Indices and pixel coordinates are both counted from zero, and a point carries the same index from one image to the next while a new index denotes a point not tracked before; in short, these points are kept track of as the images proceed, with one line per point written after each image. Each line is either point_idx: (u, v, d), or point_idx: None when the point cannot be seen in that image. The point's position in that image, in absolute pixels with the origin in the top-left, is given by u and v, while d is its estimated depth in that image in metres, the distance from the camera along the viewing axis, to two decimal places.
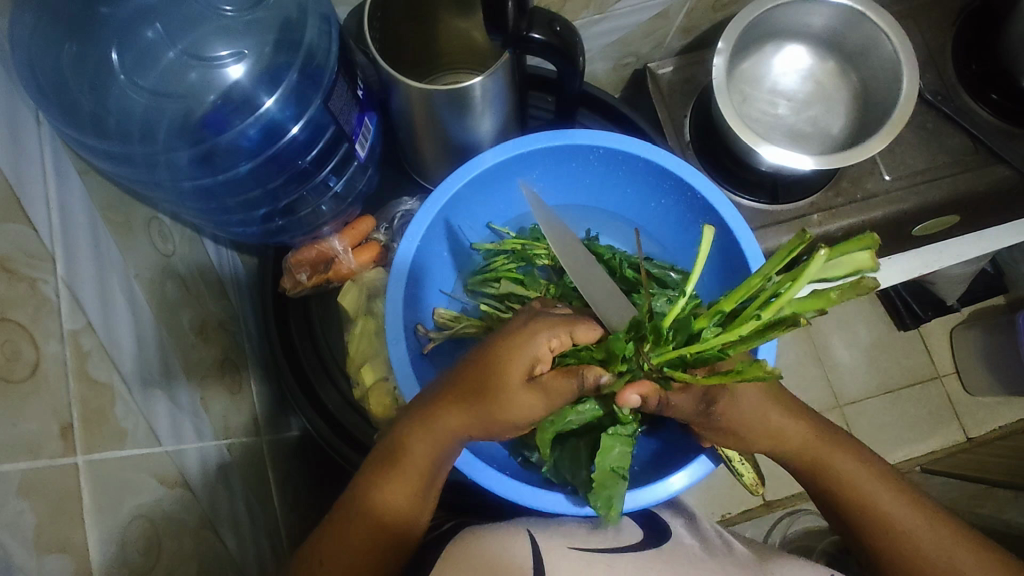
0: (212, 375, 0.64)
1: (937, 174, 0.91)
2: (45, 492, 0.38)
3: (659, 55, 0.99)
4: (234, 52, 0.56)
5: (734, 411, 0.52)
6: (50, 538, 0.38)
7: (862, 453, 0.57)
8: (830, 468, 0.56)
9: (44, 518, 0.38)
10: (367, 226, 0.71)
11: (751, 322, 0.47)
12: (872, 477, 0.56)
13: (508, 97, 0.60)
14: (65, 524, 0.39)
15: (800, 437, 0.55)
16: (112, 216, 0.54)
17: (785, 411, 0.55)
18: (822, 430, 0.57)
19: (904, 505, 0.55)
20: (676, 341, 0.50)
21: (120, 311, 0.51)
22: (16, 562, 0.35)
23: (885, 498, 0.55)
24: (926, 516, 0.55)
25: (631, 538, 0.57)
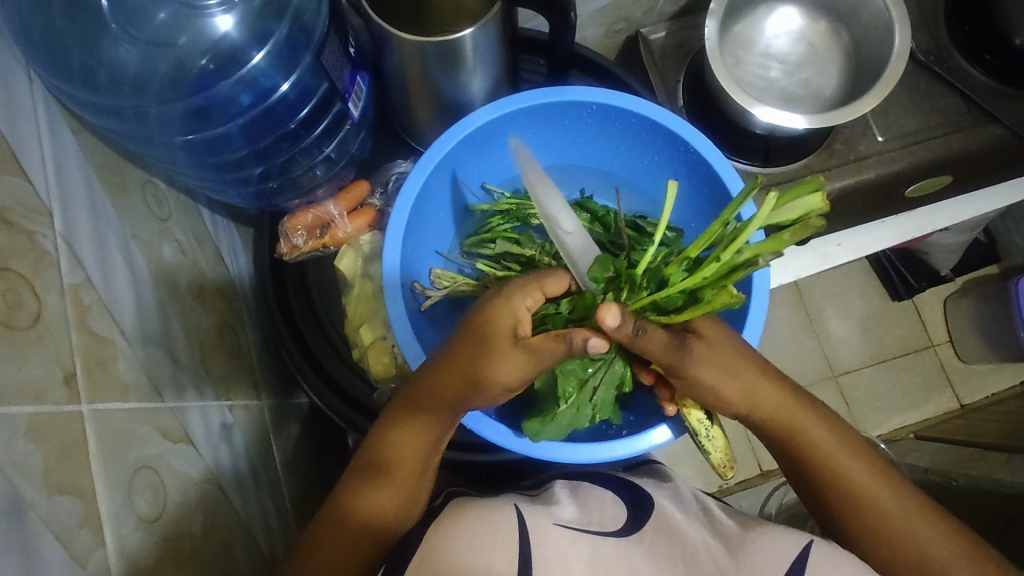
0: (213, 338, 0.65)
1: (930, 135, 0.92)
2: (51, 436, 0.39)
3: (651, 21, 0.99)
4: (222, 2, 0.56)
5: (702, 368, 0.52)
6: (59, 480, 0.38)
7: (833, 419, 0.59)
8: (800, 434, 0.57)
9: (52, 461, 0.38)
10: (362, 190, 0.72)
11: (713, 264, 0.53)
12: (840, 443, 0.58)
13: (498, 52, 0.60)
14: (73, 468, 0.40)
15: (775, 401, 0.56)
16: (107, 176, 0.54)
17: (761, 376, 0.56)
18: (798, 396, 0.58)
19: (869, 468, 0.57)
20: (649, 289, 0.56)
21: (119, 269, 0.52)
22: (27, 500, 0.36)
23: (851, 464, 0.57)
24: (890, 480, 0.57)
25: (614, 525, 0.56)
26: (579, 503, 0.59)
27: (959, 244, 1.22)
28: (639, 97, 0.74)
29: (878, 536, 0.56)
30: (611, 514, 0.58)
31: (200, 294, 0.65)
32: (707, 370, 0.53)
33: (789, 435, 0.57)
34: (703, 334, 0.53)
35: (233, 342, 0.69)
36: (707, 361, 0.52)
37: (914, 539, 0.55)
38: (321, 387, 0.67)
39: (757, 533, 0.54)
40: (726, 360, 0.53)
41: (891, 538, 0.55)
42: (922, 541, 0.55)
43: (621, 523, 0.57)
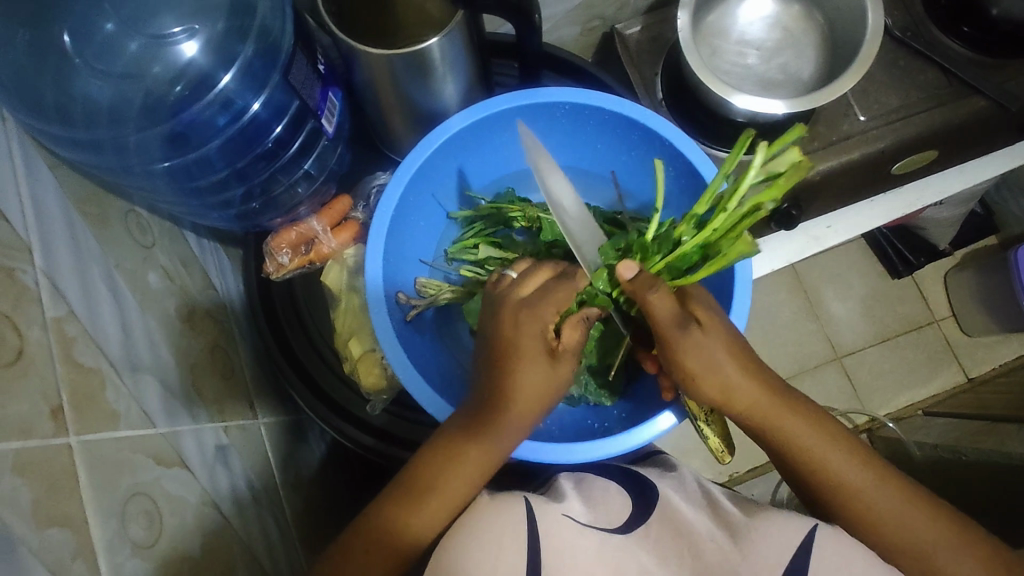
0: (206, 362, 0.65)
1: (912, 111, 0.91)
2: (39, 471, 0.39)
3: (625, 17, 0.99)
4: (186, 28, 0.56)
5: (689, 355, 0.53)
6: (49, 513, 0.39)
7: (811, 410, 0.57)
8: (782, 433, 0.56)
9: (41, 495, 0.39)
10: (345, 205, 0.72)
11: (719, 219, 0.59)
12: (821, 437, 0.57)
13: (467, 60, 0.60)
14: (62, 500, 0.40)
15: (751, 401, 0.55)
16: (87, 209, 0.54)
17: (745, 371, 0.55)
18: (778, 393, 0.56)
19: (852, 458, 0.56)
20: (660, 253, 0.61)
21: (104, 299, 0.52)
22: (18, 534, 0.36)
23: (832, 456, 0.56)
24: (873, 467, 0.56)
25: (618, 517, 0.56)
26: (584, 496, 0.58)
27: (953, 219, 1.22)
28: (615, 93, 0.74)
29: (867, 526, 0.55)
30: (618, 504, 0.58)
31: (189, 318, 0.65)
32: (692, 358, 0.53)
33: (771, 434, 0.56)
34: (702, 324, 0.54)
35: (227, 364, 0.69)
36: (694, 347, 0.53)
37: (899, 523, 0.55)
38: (314, 401, 0.67)
39: (761, 523, 0.54)
40: (710, 355, 0.53)
41: (878, 527, 0.55)
42: (910, 528, 0.55)
43: (626, 515, 0.57)
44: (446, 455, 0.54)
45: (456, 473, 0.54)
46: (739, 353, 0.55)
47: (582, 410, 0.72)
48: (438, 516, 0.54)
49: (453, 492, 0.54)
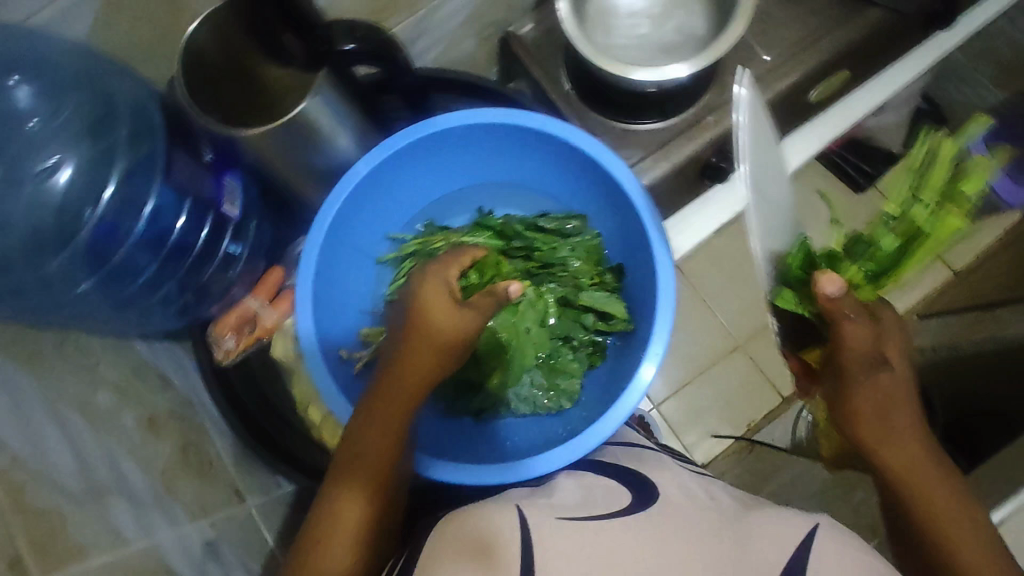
0: (178, 464, 0.66)
1: (815, 37, 0.92)
2: None
3: (516, 16, 0.99)
4: (60, 159, 0.57)
5: (847, 352, 0.49)
6: None
7: (929, 427, 0.49)
8: (879, 431, 0.48)
9: None
10: (277, 276, 0.74)
11: (922, 211, 0.59)
12: (924, 449, 0.48)
13: (351, 109, 0.61)
14: None
15: (869, 387, 0.49)
16: (16, 352, 0.55)
17: (885, 365, 0.50)
18: (899, 390, 0.49)
19: (950, 493, 0.46)
20: (862, 265, 0.62)
21: (52, 435, 0.53)
22: None
23: (938, 488, 0.46)
24: (979, 520, 0.45)
25: (618, 504, 0.55)
26: (583, 491, 0.57)
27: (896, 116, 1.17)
28: (512, 104, 0.75)
29: None
30: (615, 496, 0.56)
31: (150, 426, 0.66)
32: (853, 359, 0.49)
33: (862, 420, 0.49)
34: (891, 358, 0.50)
35: (202, 458, 0.70)
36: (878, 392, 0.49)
37: None
38: (292, 472, 0.68)
39: (762, 509, 0.53)
40: (900, 393, 0.49)
41: None
42: None
43: (627, 500, 0.55)
44: (350, 469, 0.47)
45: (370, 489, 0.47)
46: (902, 361, 0.51)
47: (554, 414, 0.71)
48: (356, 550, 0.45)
49: (368, 515, 0.46)
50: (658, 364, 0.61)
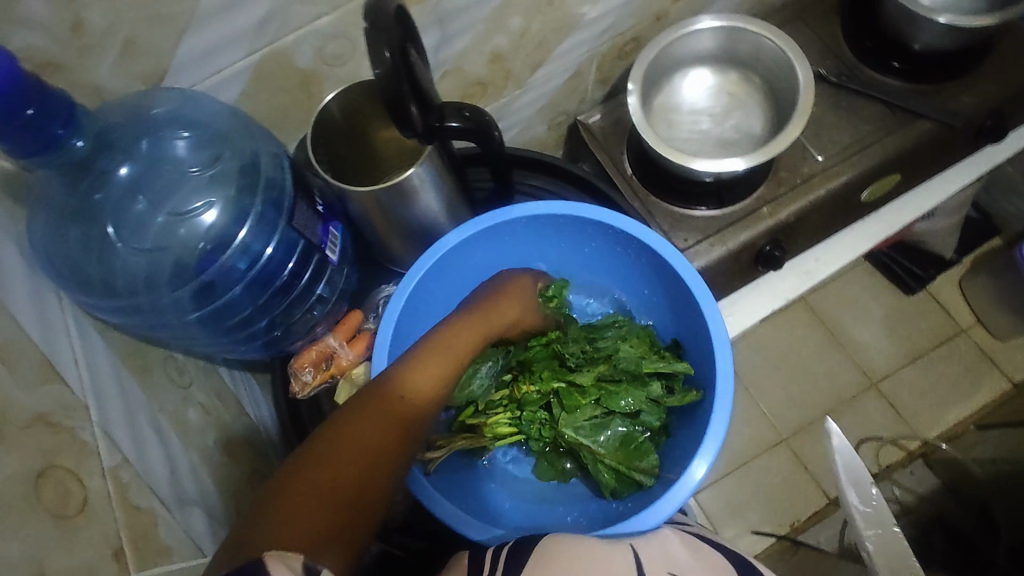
0: (123, 542, 0.48)
1: (865, 144, 0.99)
2: None
3: (586, 107, 1.10)
4: (206, 202, 0.64)
5: None
6: (146, 560, 0.49)
7: None
8: None
9: None
10: (356, 318, 0.79)
11: None
12: None
13: (447, 181, 0.69)
14: (148, 559, 0.49)
15: None
16: (132, 362, 0.62)
17: None
18: None
19: None
20: None
21: (154, 445, 0.58)
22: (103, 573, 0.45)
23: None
24: None
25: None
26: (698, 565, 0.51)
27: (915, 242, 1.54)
28: (563, 212, 0.73)
29: None
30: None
31: (226, 448, 0.71)
32: None
33: None
34: None
35: (70, 500, 0.45)
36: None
37: None
38: None
39: None
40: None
41: None
42: None
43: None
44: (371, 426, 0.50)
45: (360, 497, 0.46)
46: None
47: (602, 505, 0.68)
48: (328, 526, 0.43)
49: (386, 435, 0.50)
50: (716, 302, 0.67)
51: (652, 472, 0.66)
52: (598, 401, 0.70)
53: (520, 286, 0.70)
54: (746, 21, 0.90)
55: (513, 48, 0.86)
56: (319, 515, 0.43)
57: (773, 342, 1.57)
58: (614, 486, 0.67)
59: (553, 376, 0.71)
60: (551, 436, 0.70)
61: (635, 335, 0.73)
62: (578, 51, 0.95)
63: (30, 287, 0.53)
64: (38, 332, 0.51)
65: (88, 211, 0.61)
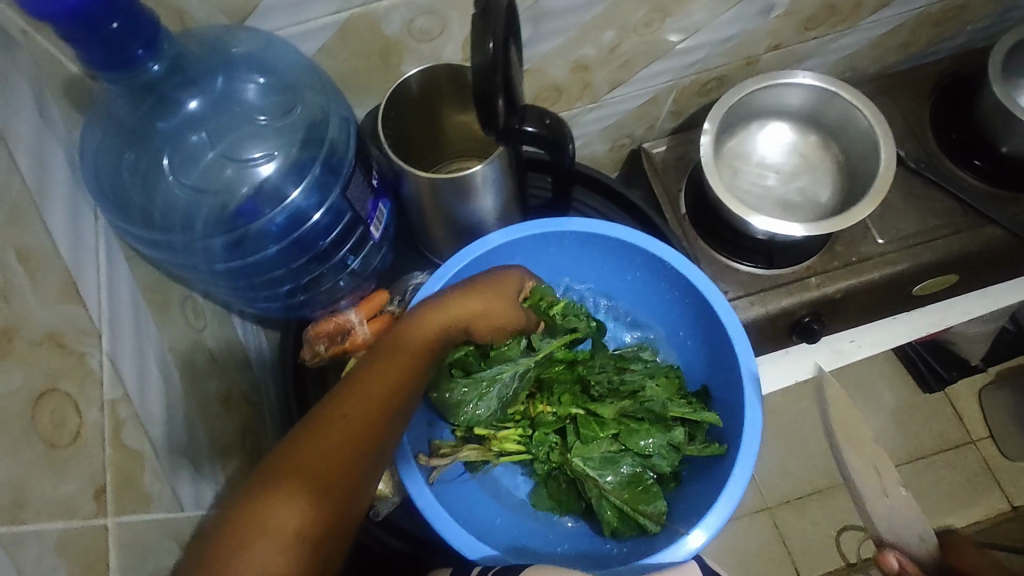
0: (107, 482, 0.46)
1: (930, 236, 0.95)
2: (130, 531, 0.47)
3: (652, 136, 1.07)
4: (265, 153, 0.63)
5: None
6: (125, 504, 0.47)
7: None
8: None
9: (119, 548, 0.45)
10: (381, 299, 0.76)
11: None
12: None
13: (507, 182, 0.67)
14: (127, 502, 0.47)
15: None
16: (152, 295, 0.60)
17: None
18: None
19: None
20: None
21: (156, 388, 0.56)
22: (82, 511, 0.43)
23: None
24: None
25: None
26: None
27: (945, 342, 1.47)
28: (613, 237, 0.70)
29: None
30: None
31: (225, 402, 0.69)
32: None
33: None
34: None
35: (64, 429, 0.43)
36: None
37: None
38: None
39: None
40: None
41: None
42: None
43: None
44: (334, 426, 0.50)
45: (319, 495, 0.48)
46: None
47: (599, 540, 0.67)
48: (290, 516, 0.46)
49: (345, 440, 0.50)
50: (755, 361, 0.65)
51: (660, 518, 0.63)
52: (615, 437, 0.67)
53: (503, 282, 0.62)
54: (839, 87, 0.87)
55: (598, 62, 0.84)
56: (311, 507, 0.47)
57: (779, 409, 1.53)
58: (616, 526, 0.64)
59: (573, 402, 0.68)
60: (558, 462, 0.67)
61: (663, 374, 0.69)
62: (660, 79, 0.92)
63: (68, 200, 0.51)
64: (68, 248, 0.49)
65: (145, 137, 0.60)
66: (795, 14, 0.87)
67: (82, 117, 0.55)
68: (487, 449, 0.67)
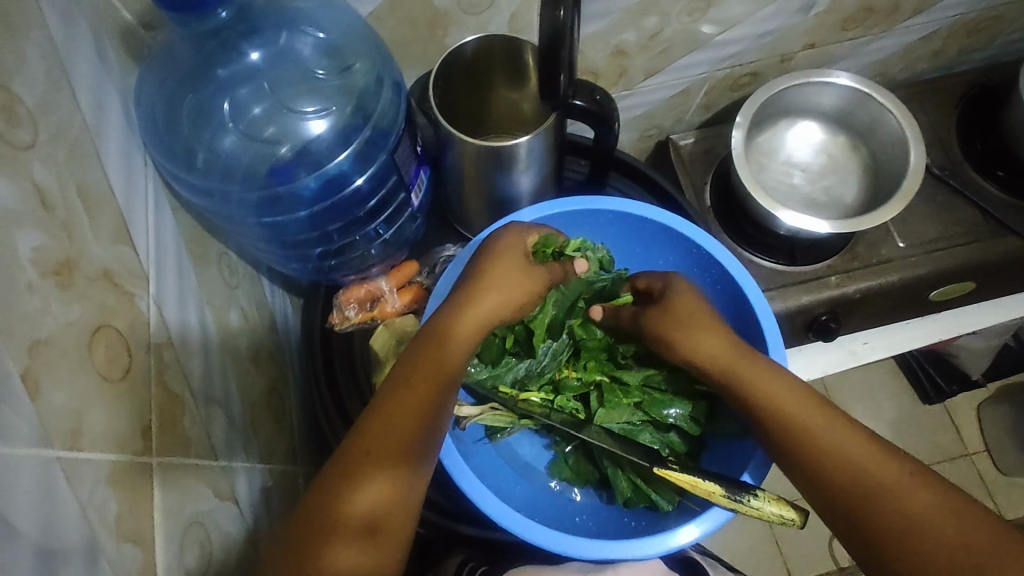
0: (152, 421, 0.46)
1: (950, 243, 0.96)
2: (171, 472, 0.47)
3: (680, 128, 1.07)
4: (319, 110, 0.63)
5: None
6: (168, 445, 0.48)
7: None
8: None
9: (162, 487, 0.46)
10: (412, 270, 0.77)
11: None
12: None
13: (547, 158, 0.67)
14: (169, 444, 0.48)
15: None
16: (193, 247, 0.61)
17: None
18: None
19: None
20: None
21: (195, 337, 0.57)
22: (130, 446, 0.43)
23: (805, 412, 0.53)
24: None
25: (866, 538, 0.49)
26: None
27: (948, 355, 1.48)
28: (648, 220, 0.71)
29: None
30: None
31: (254, 358, 0.69)
32: None
33: None
34: None
35: (116, 365, 0.44)
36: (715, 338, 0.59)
37: None
38: (335, 416, 0.71)
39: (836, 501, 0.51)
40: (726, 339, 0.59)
41: None
42: None
43: None
44: (381, 466, 0.48)
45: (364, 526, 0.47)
46: None
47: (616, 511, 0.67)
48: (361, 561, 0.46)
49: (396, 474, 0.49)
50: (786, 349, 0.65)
51: (672, 497, 0.63)
52: (639, 405, 0.68)
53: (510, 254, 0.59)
54: (874, 89, 0.87)
55: (638, 47, 0.84)
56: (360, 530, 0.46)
57: None
58: (629, 496, 0.65)
59: (598, 368, 0.70)
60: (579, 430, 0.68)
61: None
62: (696, 70, 0.93)
63: (123, 142, 0.51)
64: (121, 189, 0.49)
65: (203, 82, 0.60)
66: (834, 14, 0.88)
67: (136, 64, 0.55)
68: (512, 413, 0.67)
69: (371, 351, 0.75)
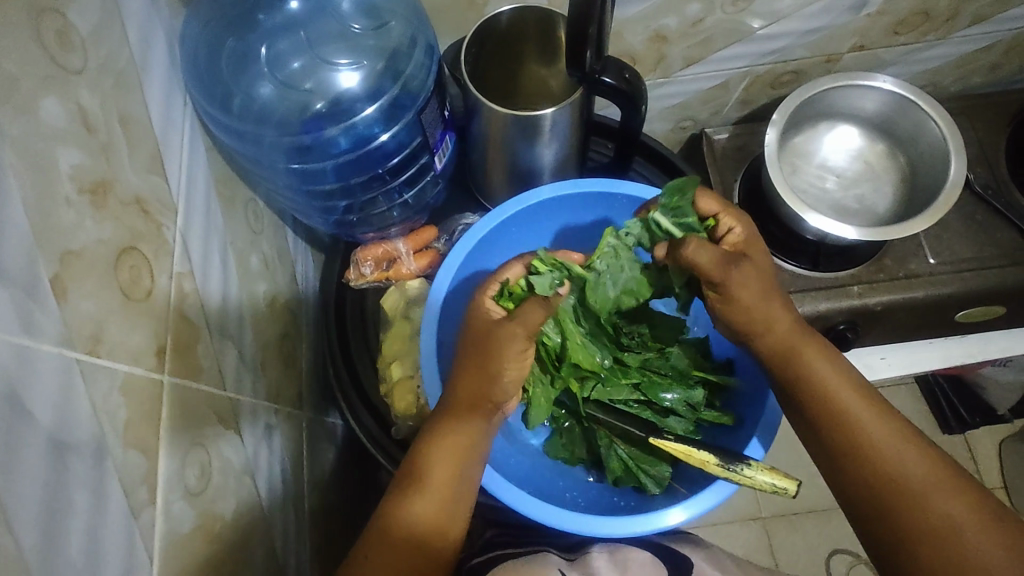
0: (167, 344, 0.49)
1: (983, 264, 0.93)
2: (182, 393, 0.50)
3: (715, 123, 1.06)
4: (352, 63, 0.65)
5: None
6: (180, 368, 0.50)
7: None
8: None
9: (171, 404, 0.49)
10: (430, 235, 0.79)
11: None
12: None
13: (571, 134, 0.67)
14: (182, 367, 0.51)
15: None
16: (222, 187, 0.63)
17: None
18: None
19: None
20: None
21: (216, 271, 0.59)
22: (143, 363, 0.46)
23: (853, 397, 0.56)
24: None
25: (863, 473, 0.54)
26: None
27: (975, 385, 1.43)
28: None
29: None
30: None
31: (270, 305, 0.72)
32: None
33: None
34: None
35: (138, 285, 0.46)
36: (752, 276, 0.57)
37: None
38: (340, 366, 0.74)
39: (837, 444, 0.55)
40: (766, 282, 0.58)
41: None
42: None
43: None
44: (437, 455, 0.55)
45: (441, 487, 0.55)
46: None
47: (604, 488, 0.69)
48: (446, 525, 0.55)
49: (460, 460, 0.55)
50: None
51: (661, 480, 0.64)
52: (637, 386, 0.67)
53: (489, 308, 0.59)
54: (919, 96, 0.85)
55: (678, 34, 0.83)
56: (437, 501, 0.54)
57: None
58: (619, 476, 0.65)
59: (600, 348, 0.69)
60: (575, 409, 0.69)
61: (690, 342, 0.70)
62: (736, 62, 0.91)
63: (165, 79, 0.53)
64: (158, 120, 0.52)
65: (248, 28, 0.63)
66: (886, 15, 0.85)
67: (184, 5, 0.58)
68: None
69: (383, 309, 0.77)
